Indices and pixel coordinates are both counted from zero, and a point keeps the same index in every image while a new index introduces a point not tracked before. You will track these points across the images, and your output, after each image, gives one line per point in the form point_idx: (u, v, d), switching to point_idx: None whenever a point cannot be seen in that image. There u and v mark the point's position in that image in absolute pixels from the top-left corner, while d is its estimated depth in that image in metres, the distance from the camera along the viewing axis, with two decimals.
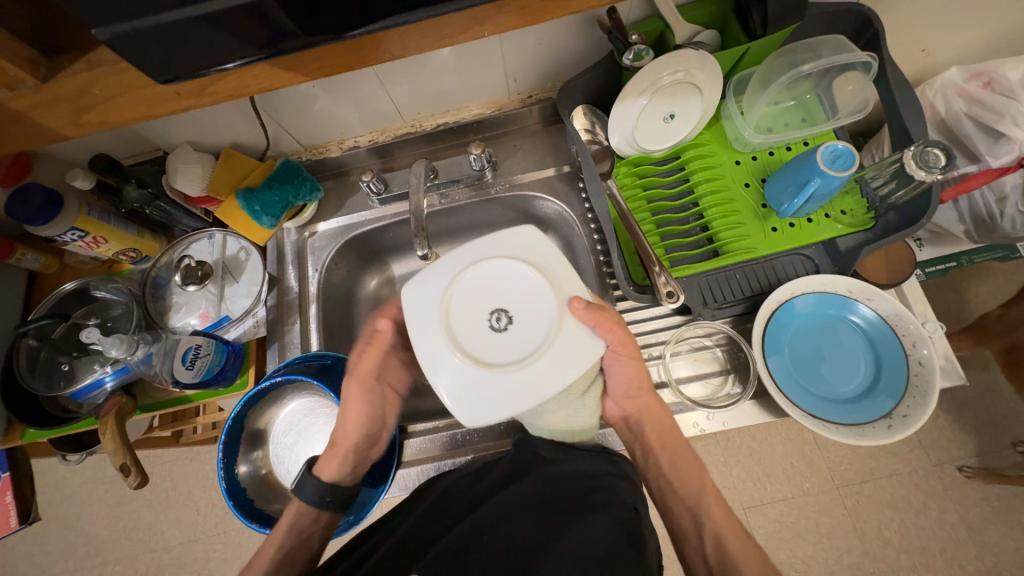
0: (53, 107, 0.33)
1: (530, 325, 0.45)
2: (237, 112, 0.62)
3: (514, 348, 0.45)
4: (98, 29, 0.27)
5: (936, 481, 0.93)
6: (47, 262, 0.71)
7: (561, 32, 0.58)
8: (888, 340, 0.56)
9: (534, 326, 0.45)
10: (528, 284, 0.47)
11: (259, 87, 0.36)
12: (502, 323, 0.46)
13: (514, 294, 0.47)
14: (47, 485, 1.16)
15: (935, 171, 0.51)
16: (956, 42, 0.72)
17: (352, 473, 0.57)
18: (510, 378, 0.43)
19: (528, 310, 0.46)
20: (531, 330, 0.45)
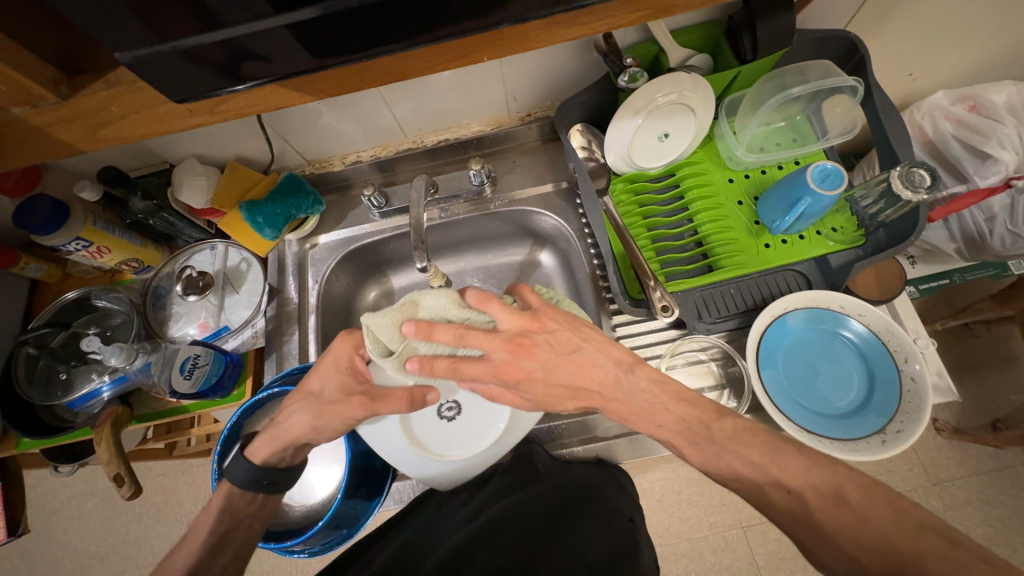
0: (71, 124, 0.35)
1: (459, 438, 0.58)
2: (243, 128, 0.63)
3: (433, 434, 0.58)
4: (119, 53, 0.28)
5: (935, 500, 0.93)
6: (50, 271, 0.72)
7: (559, 54, 0.60)
8: (880, 355, 0.57)
9: (449, 441, 0.58)
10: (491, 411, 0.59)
11: (268, 107, 0.37)
12: (447, 416, 0.59)
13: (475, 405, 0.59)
14: (36, 497, 1.14)
15: (920, 191, 0.52)
16: (941, 66, 0.74)
17: None
18: (403, 450, 0.56)
19: (464, 427, 0.59)
20: (448, 439, 0.58)
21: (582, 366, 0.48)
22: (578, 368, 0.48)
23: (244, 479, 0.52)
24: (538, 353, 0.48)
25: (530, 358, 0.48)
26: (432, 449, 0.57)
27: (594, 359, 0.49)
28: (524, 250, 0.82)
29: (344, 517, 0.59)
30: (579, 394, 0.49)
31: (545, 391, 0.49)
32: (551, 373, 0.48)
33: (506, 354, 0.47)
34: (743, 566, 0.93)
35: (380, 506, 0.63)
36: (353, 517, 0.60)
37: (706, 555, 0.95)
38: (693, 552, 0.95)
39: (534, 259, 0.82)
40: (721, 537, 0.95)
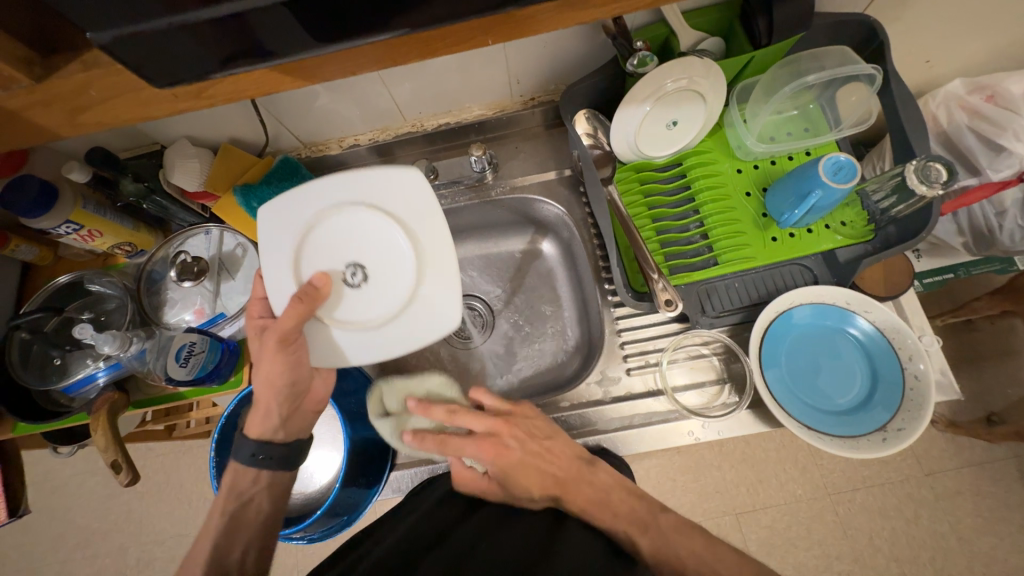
0: (49, 108, 0.33)
1: (385, 285, 0.51)
2: (236, 108, 0.61)
3: (362, 306, 0.51)
4: (94, 34, 0.26)
5: (927, 491, 0.94)
6: (42, 254, 0.71)
7: (565, 35, 0.58)
8: (884, 353, 0.56)
9: (379, 300, 0.51)
10: (397, 244, 0.51)
11: (256, 92, 0.36)
12: (359, 279, 0.51)
13: (375, 251, 0.51)
14: (37, 476, 1.15)
15: (936, 186, 0.50)
16: (960, 54, 0.72)
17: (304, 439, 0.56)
18: (351, 337, 0.50)
19: (383, 275, 0.51)
20: (380, 298, 0.51)
21: (553, 451, 0.54)
22: (549, 450, 0.54)
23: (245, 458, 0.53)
24: (518, 430, 0.54)
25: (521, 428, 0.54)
26: (370, 320, 0.50)
27: (563, 448, 0.55)
28: (525, 238, 0.80)
29: (342, 505, 0.60)
30: (549, 483, 0.53)
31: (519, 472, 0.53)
32: (529, 455, 0.53)
33: (489, 431, 0.53)
34: None
35: (379, 495, 0.62)
36: (352, 505, 0.61)
37: None
38: None
39: (535, 247, 0.80)
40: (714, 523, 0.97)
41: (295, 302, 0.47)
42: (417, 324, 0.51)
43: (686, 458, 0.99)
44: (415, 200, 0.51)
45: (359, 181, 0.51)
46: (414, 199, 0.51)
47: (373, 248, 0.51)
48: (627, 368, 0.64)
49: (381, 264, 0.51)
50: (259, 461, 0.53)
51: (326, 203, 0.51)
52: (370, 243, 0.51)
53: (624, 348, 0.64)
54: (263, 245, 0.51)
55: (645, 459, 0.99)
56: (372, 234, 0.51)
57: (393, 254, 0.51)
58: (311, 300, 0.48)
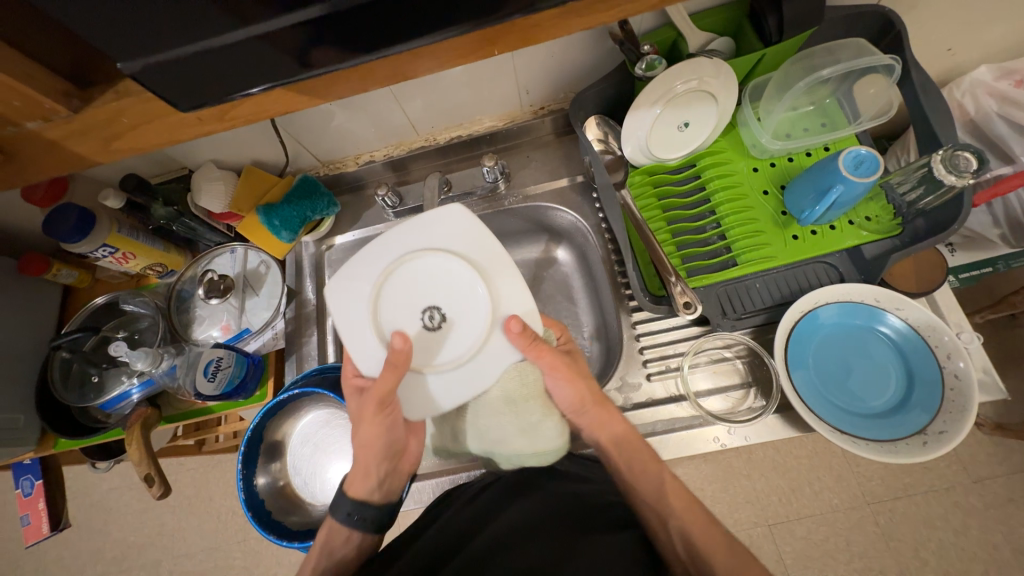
0: (84, 136, 0.36)
1: (464, 320, 0.53)
2: (257, 131, 0.64)
3: (447, 346, 0.52)
4: (124, 63, 0.28)
5: (975, 498, 0.89)
6: (81, 277, 0.74)
7: (572, 43, 0.58)
8: (919, 352, 0.54)
9: (461, 333, 0.52)
10: (469, 279, 0.53)
11: (278, 111, 0.37)
12: (434, 320, 0.53)
13: (449, 291, 0.53)
14: (77, 491, 1.19)
15: (966, 176, 0.48)
16: (984, 41, 0.69)
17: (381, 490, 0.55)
18: (445, 378, 0.51)
19: (460, 311, 0.53)
20: (461, 335, 0.52)
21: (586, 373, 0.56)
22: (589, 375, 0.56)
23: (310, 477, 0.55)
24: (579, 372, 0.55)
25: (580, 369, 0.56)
26: (457, 357, 0.51)
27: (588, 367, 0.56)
28: (540, 246, 0.81)
29: None
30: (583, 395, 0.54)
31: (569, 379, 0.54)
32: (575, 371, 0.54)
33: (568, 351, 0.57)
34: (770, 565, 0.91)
35: (401, 506, 0.62)
36: None
37: None
38: None
39: (550, 255, 0.80)
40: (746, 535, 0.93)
41: (388, 370, 0.47)
42: (503, 350, 0.52)
43: (713, 466, 0.96)
44: (464, 234, 0.54)
45: (407, 232, 0.54)
46: (475, 237, 0.54)
47: (442, 295, 0.53)
48: (647, 373, 0.63)
49: (453, 306, 0.53)
50: (354, 520, 0.53)
51: (385, 262, 0.54)
52: (435, 288, 0.54)
53: (643, 354, 0.63)
54: (342, 316, 0.52)
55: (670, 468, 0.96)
56: (439, 279, 0.54)
57: (463, 292, 0.53)
58: (400, 363, 0.47)
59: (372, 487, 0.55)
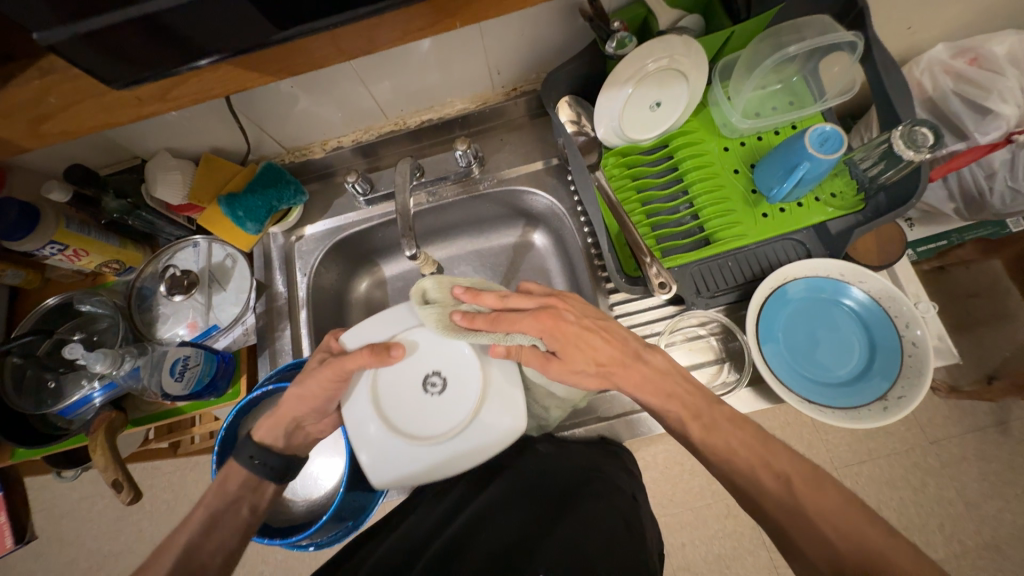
0: (9, 119, 0.33)
1: (462, 366, 0.55)
2: (213, 115, 0.60)
3: (459, 400, 0.54)
4: (39, 33, 0.25)
5: (932, 458, 0.95)
6: (29, 277, 0.69)
7: (542, 21, 0.57)
8: (880, 322, 0.56)
9: (466, 381, 0.54)
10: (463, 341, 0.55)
11: (227, 89, 0.35)
12: (438, 385, 0.55)
13: (443, 355, 0.56)
14: (45, 502, 1.14)
15: (923, 150, 0.50)
16: (941, 18, 0.71)
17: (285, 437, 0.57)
18: (482, 426, 0.52)
19: (456, 368, 0.55)
20: (467, 381, 0.54)
21: (610, 332, 0.53)
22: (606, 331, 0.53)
23: (243, 460, 0.55)
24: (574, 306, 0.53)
25: (575, 332, 0.51)
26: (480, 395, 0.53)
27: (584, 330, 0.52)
28: (516, 231, 0.80)
29: (348, 509, 0.60)
30: (607, 358, 0.52)
31: (578, 345, 0.51)
32: (584, 329, 0.51)
33: (544, 305, 0.52)
34: (746, 531, 0.95)
35: (384, 497, 0.62)
36: (359, 508, 0.61)
37: (709, 522, 0.97)
38: (696, 520, 0.97)
39: (527, 240, 0.80)
40: (724, 505, 0.97)
41: (368, 355, 0.52)
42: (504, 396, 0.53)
43: None
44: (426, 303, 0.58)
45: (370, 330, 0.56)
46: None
47: (430, 364, 0.56)
48: None
49: (447, 367, 0.55)
50: (257, 464, 0.55)
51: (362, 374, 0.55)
52: (416, 364, 0.56)
53: None
54: (351, 425, 0.53)
55: (651, 445, 0.99)
56: (421, 351, 0.56)
57: (448, 351, 0.56)
58: (381, 355, 0.52)
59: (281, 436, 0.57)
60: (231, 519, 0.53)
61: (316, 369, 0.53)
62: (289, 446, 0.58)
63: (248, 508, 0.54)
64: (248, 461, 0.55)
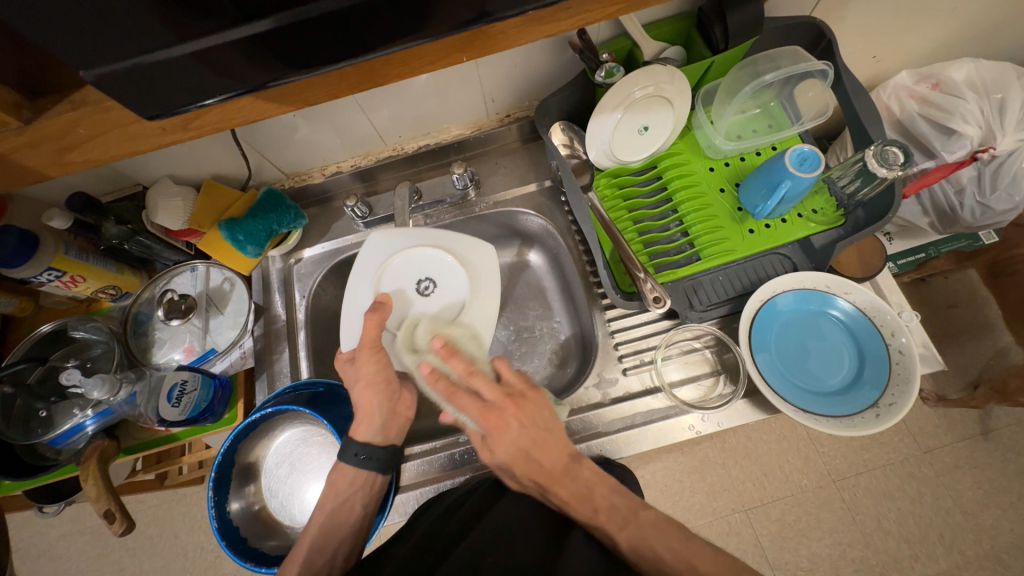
0: (35, 149, 0.34)
1: (432, 261, 0.63)
2: (216, 144, 0.62)
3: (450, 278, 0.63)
4: (84, 71, 0.27)
5: (927, 467, 0.96)
6: (22, 305, 0.69)
7: (535, 53, 0.60)
8: (867, 331, 0.58)
9: (444, 270, 0.63)
10: (423, 252, 0.63)
11: (244, 120, 0.37)
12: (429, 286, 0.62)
13: (420, 266, 0.63)
14: (21, 542, 1.09)
15: (894, 168, 0.53)
16: (902, 48, 0.77)
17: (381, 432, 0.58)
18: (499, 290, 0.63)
19: (437, 269, 0.63)
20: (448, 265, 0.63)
21: (554, 444, 0.49)
22: (547, 443, 0.48)
23: (350, 459, 0.56)
24: (523, 411, 0.49)
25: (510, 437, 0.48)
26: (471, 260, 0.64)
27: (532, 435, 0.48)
28: (512, 250, 0.82)
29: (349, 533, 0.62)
30: (537, 472, 0.48)
31: (513, 447, 0.47)
32: (525, 439, 0.47)
33: (497, 401, 0.48)
34: (749, 548, 0.94)
35: (385, 520, 0.61)
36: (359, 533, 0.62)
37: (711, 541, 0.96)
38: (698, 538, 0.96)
39: (522, 259, 0.82)
40: (725, 522, 0.96)
41: (372, 316, 0.55)
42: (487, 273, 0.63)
43: (690, 458, 1.00)
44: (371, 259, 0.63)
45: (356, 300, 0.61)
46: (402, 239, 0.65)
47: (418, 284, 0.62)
48: (623, 368, 0.64)
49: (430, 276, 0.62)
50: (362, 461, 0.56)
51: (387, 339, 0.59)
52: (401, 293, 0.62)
53: (618, 349, 0.65)
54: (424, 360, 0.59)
55: (650, 462, 0.99)
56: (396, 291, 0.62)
57: (414, 266, 0.63)
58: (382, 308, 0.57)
59: (375, 430, 0.57)
60: (345, 517, 0.56)
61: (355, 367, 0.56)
62: (388, 439, 0.59)
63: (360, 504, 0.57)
64: (354, 459, 0.56)
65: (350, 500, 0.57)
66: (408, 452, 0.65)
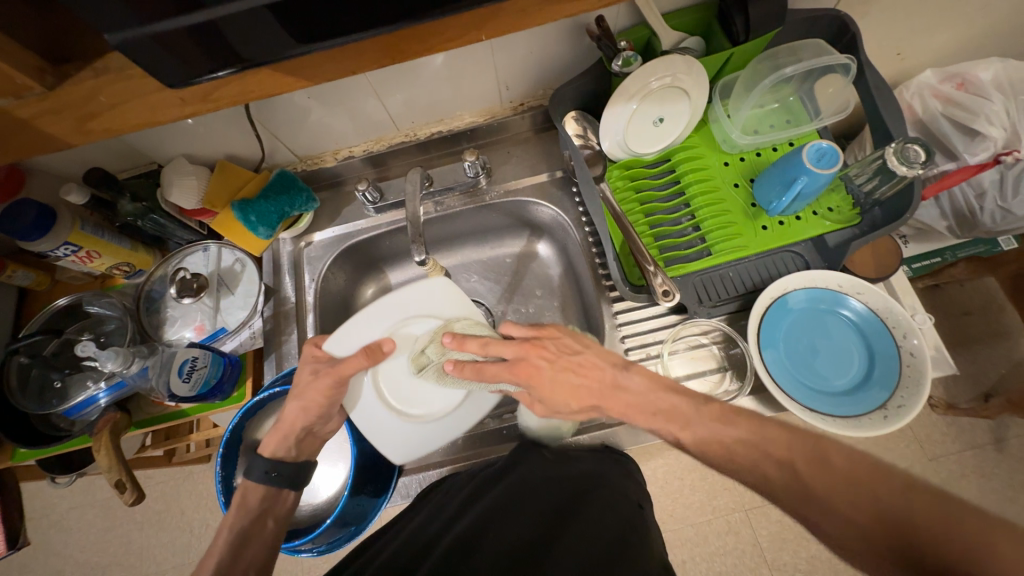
0: (58, 115, 0.35)
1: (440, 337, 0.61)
2: (230, 122, 0.62)
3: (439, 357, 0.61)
4: (107, 35, 0.27)
5: (932, 475, 0.95)
6: (38, 279, 0.70)
7: (551, 39, 0.60)
8: (879, 332, 0.58)
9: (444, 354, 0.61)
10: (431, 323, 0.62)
11: (262, 93, 0.37)
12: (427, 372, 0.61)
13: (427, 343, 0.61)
14: (35, 511, 1.13)
15: (915, 167, 0.52)
16: (929, 45, 0.74)
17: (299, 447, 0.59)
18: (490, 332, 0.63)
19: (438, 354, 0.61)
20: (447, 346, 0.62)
21: (587, 366, 0.52)
22: (581, 368, 0.52)
23: (259, 475, 0.56)
24: (548, 351, 0.51)
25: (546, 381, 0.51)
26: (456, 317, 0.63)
27: (594, 360, 0.52)
28: (521, 241, 0.82)
29: (351, 514, 0.60)
30: (585, 397, 0.51)
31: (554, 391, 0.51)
32: (559, 373, 0.51)
33: (521, 356, 0.51)
34: (748, 548, 0.95)
35: (388, 503, 0.62)
36: (361, 514, 0.60)
37: (709, 539, 0.96)
38: (697, 536, 0.97)
39: (531, 250, 0.82)
40: (723, 521, 0.97)
41: (362, 356, 0.55)
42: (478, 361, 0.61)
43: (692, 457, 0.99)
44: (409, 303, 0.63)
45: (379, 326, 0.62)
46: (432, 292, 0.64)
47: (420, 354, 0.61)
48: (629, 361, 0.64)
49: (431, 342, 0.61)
50: (273, 477, 0.56)
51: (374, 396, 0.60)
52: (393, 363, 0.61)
53: (625, 342, 0.65)
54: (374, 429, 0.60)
55: (652, 459, 0.98)
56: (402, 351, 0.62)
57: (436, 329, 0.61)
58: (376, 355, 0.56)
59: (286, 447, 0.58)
60: (259, 532, 0.54)
61: (313, 379, 0.55)
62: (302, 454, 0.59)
63: (272, 519, 0.56)
64: (263, 476, 0.56)
65: (264, 515, 0.55)
66: None
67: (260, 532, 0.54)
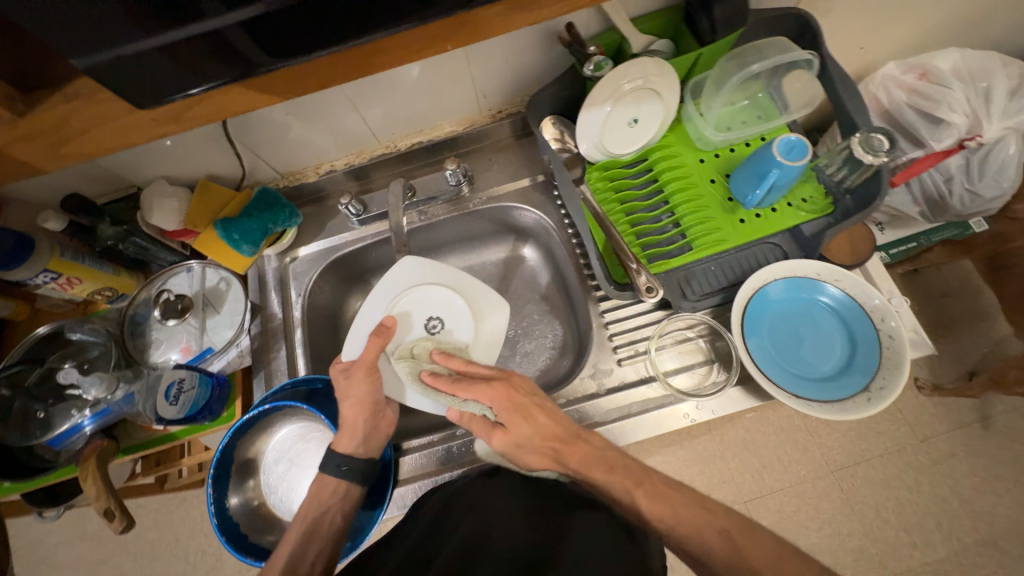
0: (30, 141, 0.35)
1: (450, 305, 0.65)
2: (208, 141, 0.62)
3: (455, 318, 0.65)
4: (76, 60, 0.28)
5: (924, 456, 0.97)
6: (18, 308, 0.69)
7: (524, 47, 0.61)
8: (857, 316, 0.59)
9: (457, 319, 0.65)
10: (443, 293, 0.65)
11: (236, 111, 0.37)
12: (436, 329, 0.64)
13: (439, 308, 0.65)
14: (22, 548, 1.09)
15: (880, 155, 0.54)
16: (890, 38, 0.77)
17: (364, 445, 0.60)
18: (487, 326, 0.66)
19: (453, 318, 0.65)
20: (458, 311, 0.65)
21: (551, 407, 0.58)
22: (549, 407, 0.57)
23: (332, 470, 0.58)
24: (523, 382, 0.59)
25: (521, 413, 0.56)
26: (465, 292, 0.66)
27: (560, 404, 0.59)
28: (507, 246, 0.83)
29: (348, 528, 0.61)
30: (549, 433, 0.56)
31: (524, 416, 0.56)
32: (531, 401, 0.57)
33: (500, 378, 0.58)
34: None
35: (384, 514, 0.61)
36: (357, 528, 0.61)
37: None
38: None
39: (517, 255, 0.82)
40: None
41: (375, 338, 0.58)
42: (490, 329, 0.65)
43: (690, 452, 0.99)
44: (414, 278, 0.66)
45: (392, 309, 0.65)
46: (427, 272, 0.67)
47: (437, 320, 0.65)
48: (618, 359, 0.65)
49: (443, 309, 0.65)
50: (345, 471, 0.58)
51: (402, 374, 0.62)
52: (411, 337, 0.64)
53: (613, 340, 0.66)
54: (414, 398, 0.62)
55: (649, 456, 0.99)
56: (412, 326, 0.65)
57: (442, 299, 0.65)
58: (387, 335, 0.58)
59: (358, 442, 0.59)
60: (327, 525, 0.57)
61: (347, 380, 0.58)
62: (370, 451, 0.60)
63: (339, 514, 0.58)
64: (337, 470, 0.58)
65: (330, 510, 0.58)
66: (406, 446, 0.66)
67: (328, 525, 0.57)
